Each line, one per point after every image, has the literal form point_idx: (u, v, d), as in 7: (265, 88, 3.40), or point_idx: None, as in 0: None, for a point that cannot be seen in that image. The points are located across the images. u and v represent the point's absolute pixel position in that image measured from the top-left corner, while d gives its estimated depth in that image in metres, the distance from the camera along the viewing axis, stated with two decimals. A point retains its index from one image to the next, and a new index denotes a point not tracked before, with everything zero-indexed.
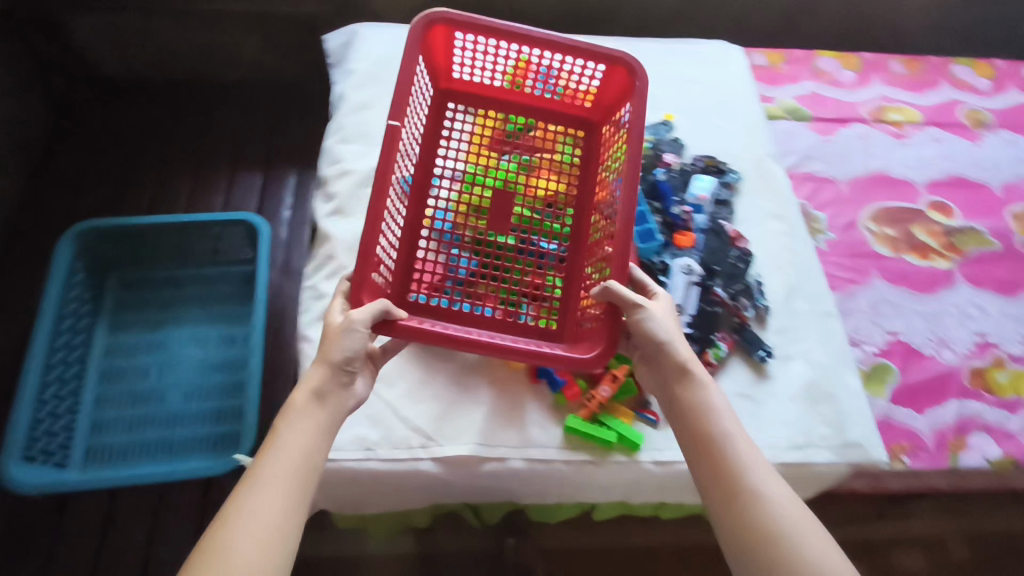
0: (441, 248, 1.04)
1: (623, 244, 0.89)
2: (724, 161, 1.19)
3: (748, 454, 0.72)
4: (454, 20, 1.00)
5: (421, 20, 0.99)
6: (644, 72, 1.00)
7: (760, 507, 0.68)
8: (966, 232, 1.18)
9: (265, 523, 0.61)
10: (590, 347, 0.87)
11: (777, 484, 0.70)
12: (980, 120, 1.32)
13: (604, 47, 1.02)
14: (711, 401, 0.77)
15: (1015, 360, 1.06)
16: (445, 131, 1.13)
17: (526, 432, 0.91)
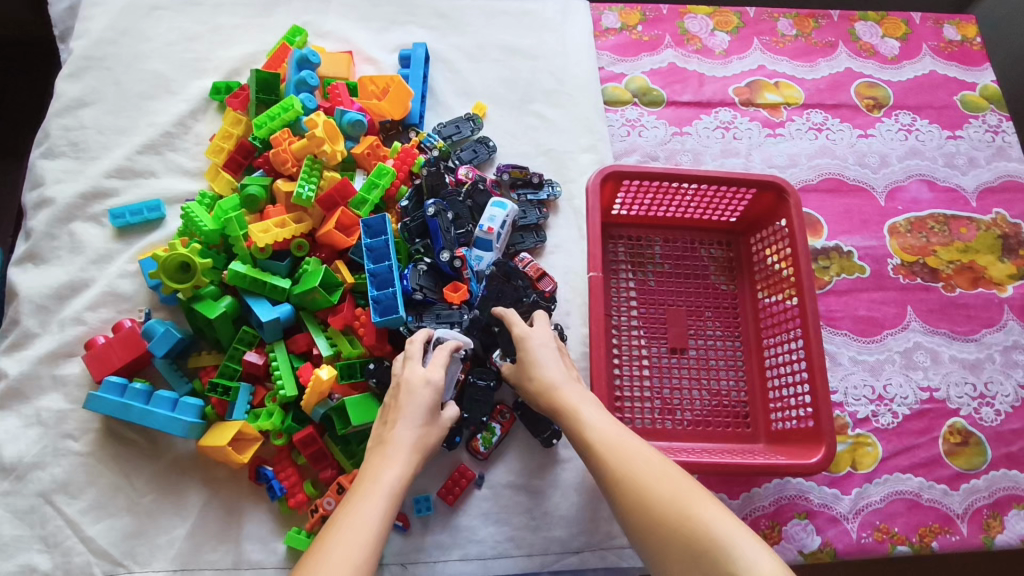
0: (644, 388, 0.87)
1: (817, 356, 0.79)
2: (536, 171, 0.95)
3: (587, 426, 0.66)
4: (628, 172, 0.86)
5: (595, 175, 0.85)
6: (793, 192, 0.86)
7: (636, 468, 0.60)
8: (830, 255, 0.97)
9: (363, 542, 0.54)
10: (799, 455, 0.78)
11: (612, 443, 0.63)
12: (876, 99, 1.08)
13: (753, 175, 0.87)
14: (563, 395, 0.69)
15: (860, 425, 0.89)
16: (615, 263, 0.93)
17: (232, 547, 0.75)
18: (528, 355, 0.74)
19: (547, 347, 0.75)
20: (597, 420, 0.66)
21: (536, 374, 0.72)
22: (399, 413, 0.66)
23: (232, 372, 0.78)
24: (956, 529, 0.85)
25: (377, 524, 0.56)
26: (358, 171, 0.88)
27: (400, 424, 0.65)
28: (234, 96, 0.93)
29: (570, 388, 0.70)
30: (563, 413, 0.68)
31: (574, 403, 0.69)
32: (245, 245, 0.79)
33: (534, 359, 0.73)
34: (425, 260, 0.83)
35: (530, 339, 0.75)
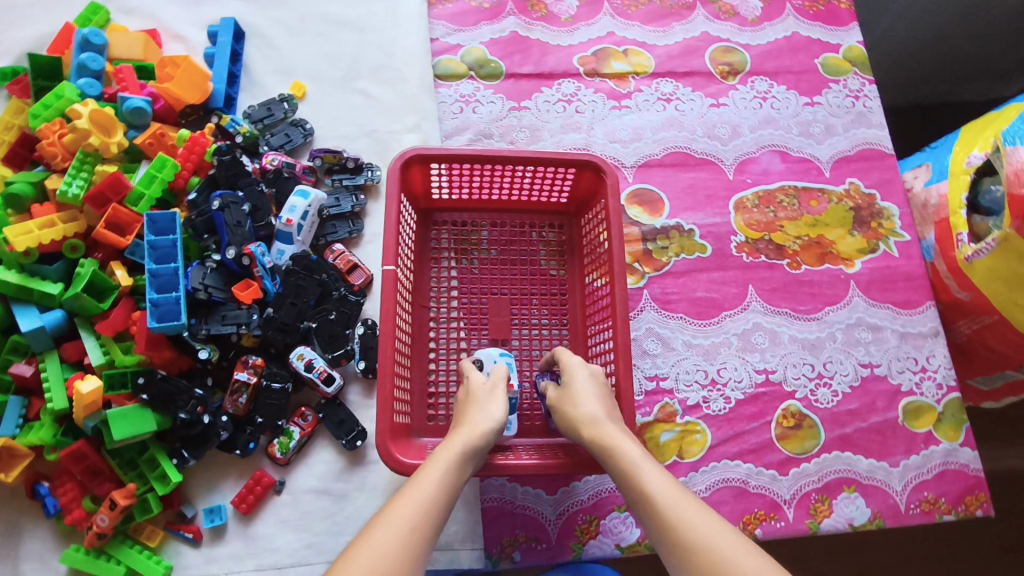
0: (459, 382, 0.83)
1: (625, 344, 0.75)
2: (347, 154, 0.89)
3: (629, 451, 0.62)
4: (432, 155, 0.79)
5: (396, 159, 0.78)
6: (611, 169, 0.80)
7: (663, 497, 0.58)
8: (669, 234, 0.93)
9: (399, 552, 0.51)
10: None
11: (654, 476, 0.59)
12: (731, 64, 1.01)
13: (568, 153, 0.80)
14: (607, 433, 0.64)
15: (690, 412, 0.86)
16: (437, 252, 0.88)
17: (9, 569, 0.72)
18: (569, 386, 0.69)
19: (596, 380, 0.70)
20: (648, 464, 0.61)
21: (575, 408, 0.67)
22: (466, 423, 0.65)
23: (6, 385, 0.75)
24: (783, 515, 0.83)
25: (418, 524, 0.53)
26: (144, 162, 0.82)
27: (468, 422, 0.65)
28: (15, 83, 0.86)
29: (614, 427, 0.65)
30: (607, 452, 0.63)
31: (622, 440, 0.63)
32: (7, 249, 0.73)
33: (578, 391, 0.69)
34: (214, 257, 0.77)
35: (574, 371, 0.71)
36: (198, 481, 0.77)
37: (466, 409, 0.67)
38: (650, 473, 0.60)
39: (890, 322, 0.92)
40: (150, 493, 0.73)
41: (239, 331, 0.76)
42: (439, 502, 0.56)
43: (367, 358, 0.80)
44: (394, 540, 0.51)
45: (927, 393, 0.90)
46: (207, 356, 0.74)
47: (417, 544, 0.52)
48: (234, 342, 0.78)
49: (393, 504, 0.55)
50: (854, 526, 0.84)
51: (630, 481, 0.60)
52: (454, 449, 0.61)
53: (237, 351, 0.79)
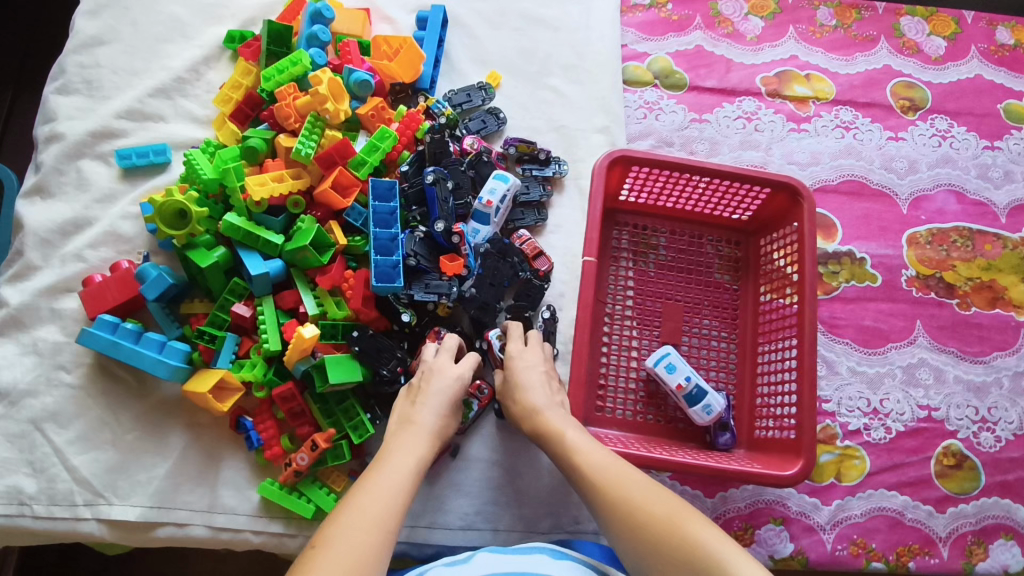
0: (627, 377, 0.86)
1: (811, 365, 0.76)
2: (542, 147, 0.93)
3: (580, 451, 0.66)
4: (638, 158, 0.82)
5: (604, 158, 0.81)
6: (808, 195, 0.82)
7: (610, 472, 0.63)
8: (841, 260, 0.93)
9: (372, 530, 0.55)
10: (781, 463, 0.76)
11: (602, 461, 0.64)
12: (913, 100, 1.02)
13: (766, 173, 0.83)
14: (547, 419, 0.70)
15: (850, 436, 0.87)
16: (615, 251, 0.91)
17: (208, 493, 0.77)
18: (515, 378, 0.74)
19: (537, 371, 0.75)
20: (587, 448, 0.66)
21: (520, 398, 0.73)
22: (405, 430, 0.68)
23: (220, 322, 0.80)
24: (937, 552, 0.83)
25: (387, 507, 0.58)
26: (361, 133, 0.87)
27: (410, 430, 0.68)
28: (246, 46, 0.92)
29: (555, 414, 0.70)
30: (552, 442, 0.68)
31: (558, 428, 0.69)
32: (242, 197, 0.79)
33: (520, 382, 0.74)
34: (422, 228, 0.82)
35: (515, 360, 0.76)
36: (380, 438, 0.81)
37: (416, 399, 0.71)
38: (587, 454, 0.65)
39: None
40: (343, 440, 0.77)
41: (440, 300, 0.80)
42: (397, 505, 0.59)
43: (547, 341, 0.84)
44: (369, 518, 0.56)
45: None
46: (410, 319, 0.78)
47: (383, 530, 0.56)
48: (430, 310, 0.82)
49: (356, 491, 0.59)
50: (1009, 573, 0.83)
51: (577, 470, 0.65)
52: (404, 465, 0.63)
53: (430, 319, 0.82)
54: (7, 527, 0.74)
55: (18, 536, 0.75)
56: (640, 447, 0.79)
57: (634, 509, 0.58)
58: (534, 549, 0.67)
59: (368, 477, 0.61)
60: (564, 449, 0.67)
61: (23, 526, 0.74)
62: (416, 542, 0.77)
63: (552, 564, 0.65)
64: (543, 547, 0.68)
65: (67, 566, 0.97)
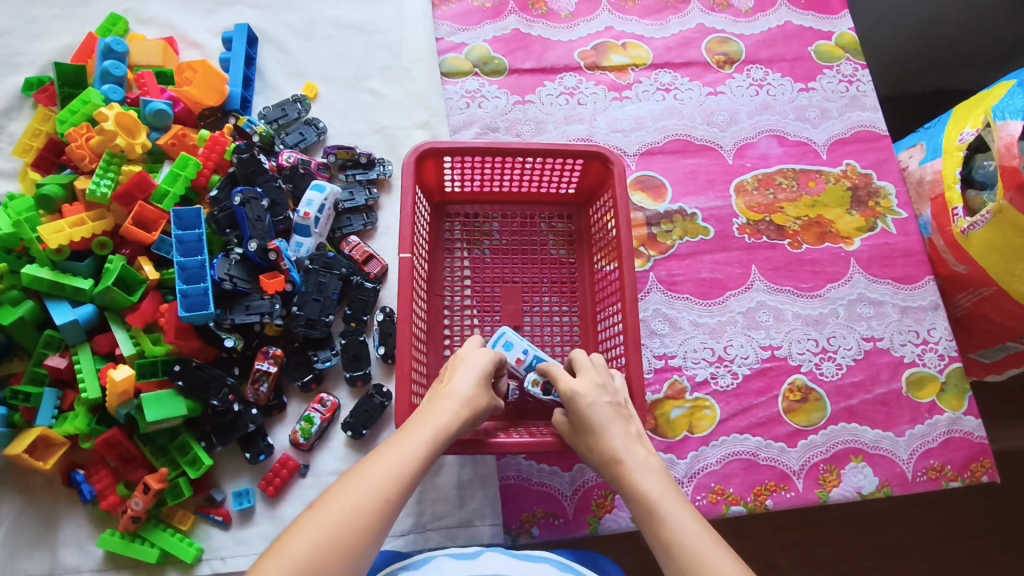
0: None
1: (632, 323, 0.78)
2: (363, 151, 0.92)
3: (668, 507, 0.60)
4: (444, 148, 0.82)
5: (410, 152, 0.81)
6: (617, 160, 0.84)
7: (693, 542, 0.56)
8: (673, 218, 0.95)
9: (360, 510, 0.54)
10: None
11: (688, 529, 0.57)
12: (727, 54, 1.05)
13: (574, 144, 0.84)
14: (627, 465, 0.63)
15: (699, 388, 0.89)
16: (449, 243, 0.91)
17: (47, 555, 0.75)
18: (583, 420, 0.66)
19: (604, 406, 0.67)
20: (678, 511, 0.59)
21: (597, 444, 0.65)
22: (443, 396, 0.64)
23: (40, 378, 0.77)
24: (793, 485, 0.86)
25: (387, 484, 0.56)
26: (167, 163, 0.85)
27: (446, 395, 0.64)
28: (42, 91, 0.90)
29: (637, 465, 0.63)
30: (626, 484, 0.63)
31: (645, 481, 0.62)
32: (40, 247, 0.76)
33: (592, 426, 0.66)
34: (237, 249, 0.80)
35: (581, 399, 0.67)
36: (225, 471, 0.79)
37: (453, 375, 0.68)
38: (672, 511, 0.59)
39: (890, 297, 0.95)
40: (181, 477, 0.76)
41: (263, 320, 0.80)
42: (399, 482, 0.57)
43: (386, 343, 0.84)
44: (361, 499, 0.54)
45: (929, 364, 0.92)
46: (234, 344, 0.78)
47: (379, 512, 0.54)
48: (258, 331, 0.81)
49: (372, 457, 0.58)
50: (863, 494, 0.86)
51: (656, 527, 0.59)
52: (423, 435, 0.60)
53: (261, 340, 0.82)
54: None
55: None
56: (483, 432, 0.79)
57: None
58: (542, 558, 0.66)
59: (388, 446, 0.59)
60: (648, 500, 0.61)
61: None
62: None
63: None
64: (550, 557, 0.67)
65: None
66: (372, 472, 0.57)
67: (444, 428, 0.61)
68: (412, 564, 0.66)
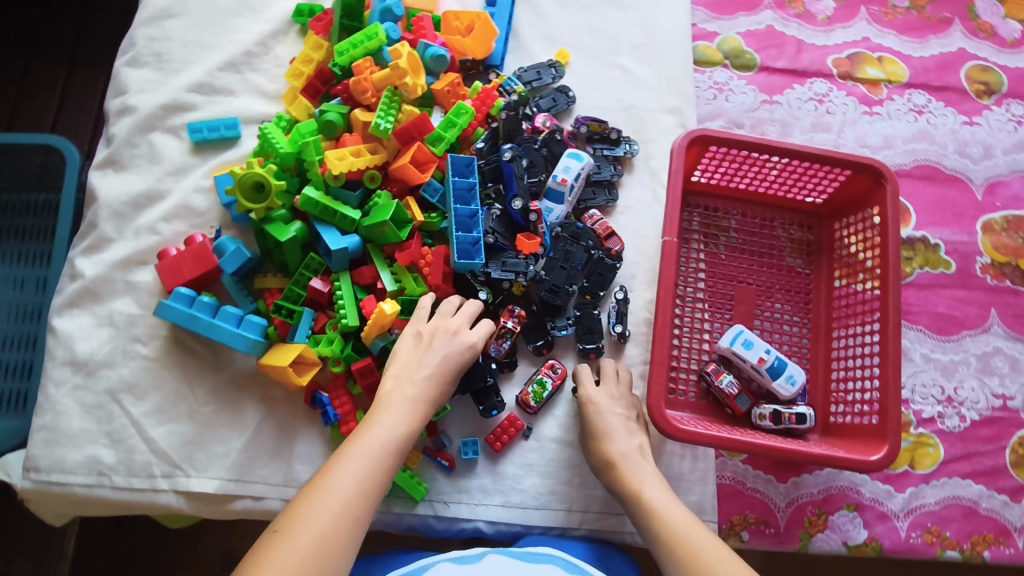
0: (698, 360, 0.85)
1: (895, 348, 0.75)
2: (615, 127, 0.92)
3: (645, 486, 0.68)
4: (717, 138, 0.81)
5: (683, 136, 0.80)
6: (891, 178, 0.80)
7: (668, 511, 0.65)
8: (915, 246, 0.92)
9: (342, 508, 0.55)
10: (865, 448, 0.75)
11: (664, 502, 0.66)
12: (988, 85, 1.00)
13: (848, 154, 0.81)
14: (622, 466, 0.70)
15: (924, 424, 0.85)
16: (686, 234, 0.90)
17: (282, 467, 0.77)
18: (594, 424, 0.74)
19: (614, 414, 0.74)
20: (655, 489, 0.68)
21: (600, 448, 0.72)
22: (395, 400, 0.66)
23: (296, 297, 0.79)
24: (1012, 542, 0.82)
25: (370, 480, 0.58)
26: (435, 109, 0.86)
27: (408, 385, 0.67)
28: (317, 20, 0.91)
29: (634, 468, 0.70)
30: (613, 472, 0.70)
31: (637, 475, 0.69)
32: (320, 171, 0.78)
33: (601, 432, 0.73)
34: (498, 205, 0.81)
35: (597, 405, 0.75)
36: (455, 418, 0.80)
37: (405, 358, 0.70)
38: (649, 490, 0.67)
39: None
40: None
41: (516, 279, 0.80)
42: (377, 478, 0.59)
43: (622, 322, 0.83)
44: (350, 491, 0.56)
45: None
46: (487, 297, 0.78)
47: (362, 503, 0.56)
48: (505, 288, 0.81)
49: (352, 450, 0.60)
50: None
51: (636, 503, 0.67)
52: (382, 432, 0.62)
53: (504, 297, 0.82)
54: (87, 497, 0.75)
55: (104, 506, 0.76)
56: (718, 428, 0.77)
57: (693, 549, 0.60)
58: (547, 558, 0.68)
59: (358, 438, 0.62)
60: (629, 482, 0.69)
61: (102, 496, 0.75)
62: (488, 520, 0.77)
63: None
64: (557, 556, 0.69)
65: (129, 533, 1.00)
66: (348, 472, 0.58)
67: (407, 424, 0.64)
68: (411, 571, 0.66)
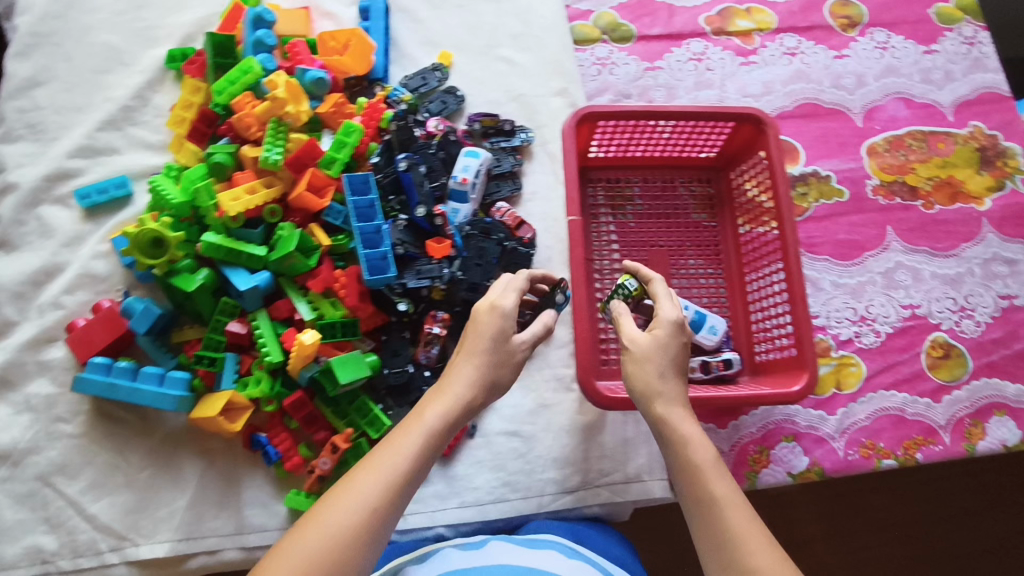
0: None
1: (800, 282, 0.79)
2: (506, 118, 0.93)
3: (713, 482, 0.56)
4: (603, 113, 0.83)
5: (570, 116, 0.82)
6: (771, 122, 0.84)
7: (737, 525, 0.53)
8: (808, 181, 0.97)
9: (338, 543, 0.50)
10: (788, 381, 0.79)
11: (736, 514, 0.54)
12: (850, 17, 1.05)
13: (728, 107, 0.84)
14: (682, 433, 0.59)
15: (843, 346, 0.90)
16: (594, 209, 0.92)
17: (232, 516, 0.76)
18: (652, 365, 0.61)
19: (678, 357, 0.63)
20: (728, 492, 0.55)
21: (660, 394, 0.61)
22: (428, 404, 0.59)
23: (216, 344, 0.78)
24: (940, 439, 0.88)
25: (376, 507, 0.52)
26: (325, 132, 0.86)
27: (454, 379, 0.61)
28: (190, 63, 0.90)
29: (688, 423, 0.59)
30: (676, 448, 0.59)
31: (709, 459, 0.57)
32: (216, 215, 0.78)
33: (663, 370, 0.61)
34: (402, 216, 0.82)
35: (658, 345, 0.62)
36: None
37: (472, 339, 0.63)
38: (719, 486, 0.56)
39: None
40: (363, 438, 0.77)
41: (434, 284, 0.80)
42: (385, 506, 0.53)
43: None
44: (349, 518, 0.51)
45: None
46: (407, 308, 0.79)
47: (365, 533, 0.51)
48: (425, 295, 0.81)
49: (362, 468, 0.54)
50: (1007, 447, 0.88)
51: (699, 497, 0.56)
52: (400, 444, 0.56)
53: (427, 304, 0.83)
54: None
55: None
56: None
57: None
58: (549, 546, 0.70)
59: (369, 458, 0.56)
60: (694, 466, 0.57)
61: None
62: (447, 524, 0.79)
63: (564, 561, 0.68)
64: (559, 544, 0.70)
65: None
66: (348, 501, 0.52)
67: (445, 418, 0.58)
68: (419, 557, 0.70)
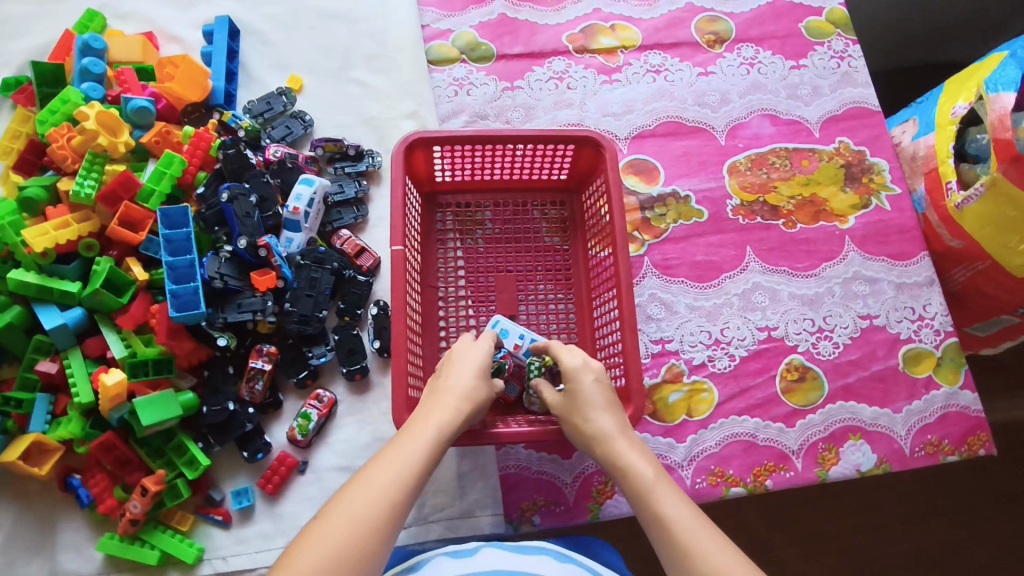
0: None
1: (630, 311, 0.76)
2: (351, 142, 0.91)
3: (659, 494, 0.59)
4: (435, 138, 0.81)
5: (398, 143, 0.80)
6: (609, 145, 0.82)
7: (681, 524, 0.57)
8: (666, 201, 0.95)
9: (347, 538, 0.52)
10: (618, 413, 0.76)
11: (682, 516, 0.57)
12: (717, 33, 1.04)
13: (564, 130, 0.82)
14: (620, 448, 0.63)
15: (696, 371, 0.89)
16: (441, 234, 0.90)
17: (42, 562, 0.74)
18: (580, 395, 0.67)
19: (603, 387, 0.68)
20: (670, 498, 0.59)
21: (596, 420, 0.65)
22: (421, 420, 0.62)
23: (30, 384, 0.76)
24: (792, 466, 0.86)
25: (388, 503, 0.55)
26: (151, 161, 0.84)
27: (440, 398, 0.64)
28: (20, 92, 0.88)
29: (629, 443, 0.64)
30: (619, 467, 0.63)
31: (649, 470, 0.61)
32: (25, 251, 0.74)
33: (590, 401, 0.66)
34: (226, 248, 0.79)
35: (579, 381, 0.68)
36: (226, 470, 0.79)
37: (450, 367, 0.67)
38: (660, 493, 0.59)
39: (885, 275, 0.94)
40: (178, 478, 0.75)
41: (256, 318, 0.78)
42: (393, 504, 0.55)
43: (381, 336, 0.83)
44: (359, 512, 0.54)
45: (925, 340, 0.92)
46: (226, 343, 0.77)
47: (379, 531, 0.54)
48: (250, 329, 0.81)
49: (370, 468, 0.58)
50: (862, 471, 0.86)
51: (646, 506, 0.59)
52: (403, 447, 0.59)
53: (254, 338, 0.82)
54: None
55: None
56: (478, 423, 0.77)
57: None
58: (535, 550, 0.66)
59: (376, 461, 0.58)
60: (639, 483, 0.61)
61: None
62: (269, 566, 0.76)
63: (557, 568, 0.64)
64: (547, 547, 0.66)
65: None
66: (350, 504, 0.54)
67: (439, 423, 0.61)
68: (408, 568, 0.65)
